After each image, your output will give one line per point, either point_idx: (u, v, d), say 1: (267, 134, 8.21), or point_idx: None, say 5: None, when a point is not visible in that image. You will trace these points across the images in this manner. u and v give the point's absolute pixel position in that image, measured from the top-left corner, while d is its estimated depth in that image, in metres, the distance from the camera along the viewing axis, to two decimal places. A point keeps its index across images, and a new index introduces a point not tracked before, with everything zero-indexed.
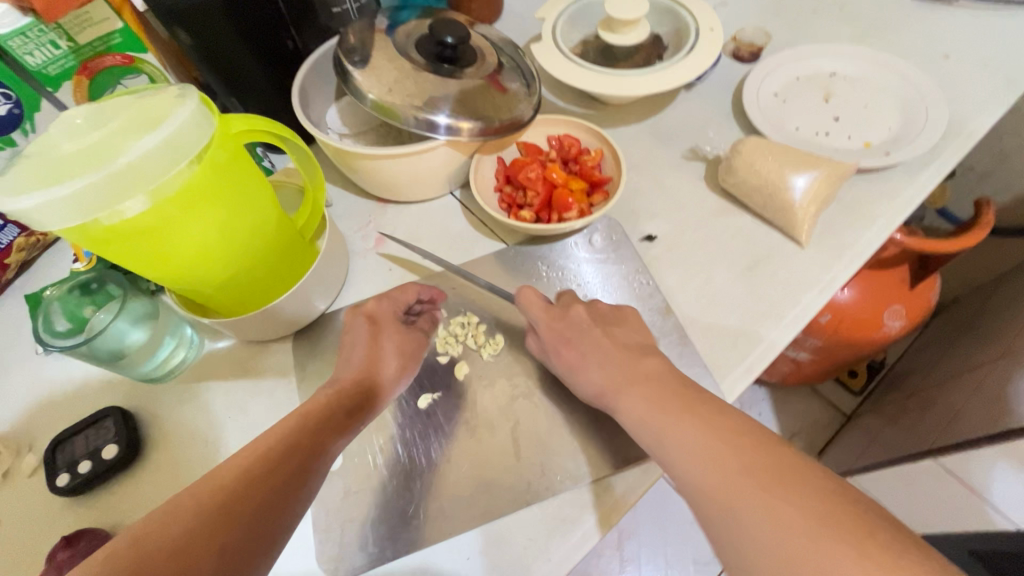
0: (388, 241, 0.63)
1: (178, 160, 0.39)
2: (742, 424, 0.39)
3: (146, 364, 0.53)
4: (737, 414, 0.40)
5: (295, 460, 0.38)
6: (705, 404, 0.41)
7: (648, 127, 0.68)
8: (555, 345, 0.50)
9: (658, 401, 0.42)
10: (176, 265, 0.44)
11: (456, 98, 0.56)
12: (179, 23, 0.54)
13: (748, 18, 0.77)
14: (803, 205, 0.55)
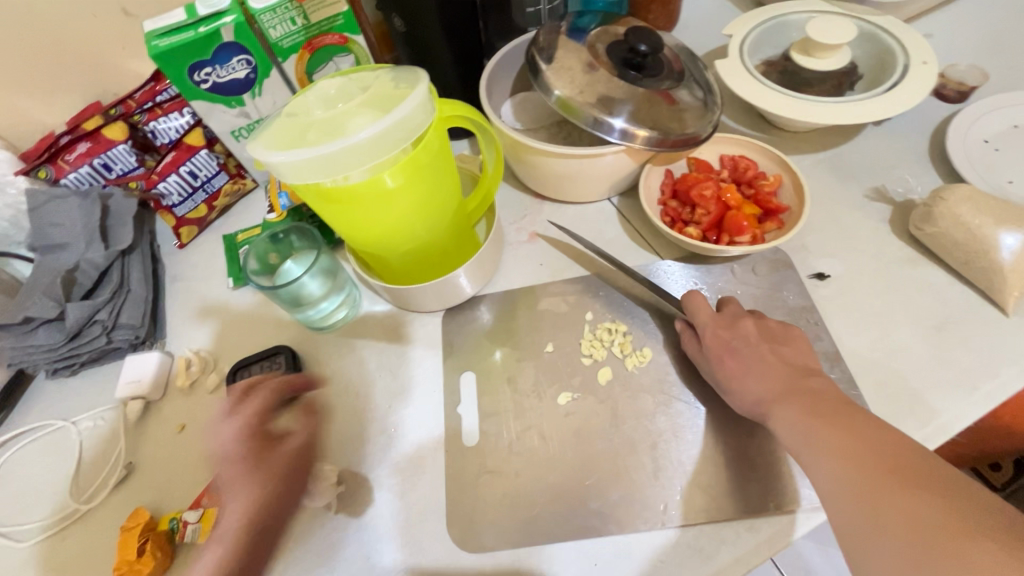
0: (541, 237, 0.64)
1: (404, 141, 0.42)
2: (968, 498, 0.34)
3: (315, 314, 0.59)
4: (959, 487, 0.35)
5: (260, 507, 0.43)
6: (919, 478, 0.36)
7: (828, 160, 0.64)
8: (716, 356, 0.49)
9: (854, 464, 0.38)
10: (372, 230, 0.48)
11: (638, 106, 0.56)
12: (397, 11, 0.59)
13: (960, 53, 0.70)
14: (1016, 269, 0.49)
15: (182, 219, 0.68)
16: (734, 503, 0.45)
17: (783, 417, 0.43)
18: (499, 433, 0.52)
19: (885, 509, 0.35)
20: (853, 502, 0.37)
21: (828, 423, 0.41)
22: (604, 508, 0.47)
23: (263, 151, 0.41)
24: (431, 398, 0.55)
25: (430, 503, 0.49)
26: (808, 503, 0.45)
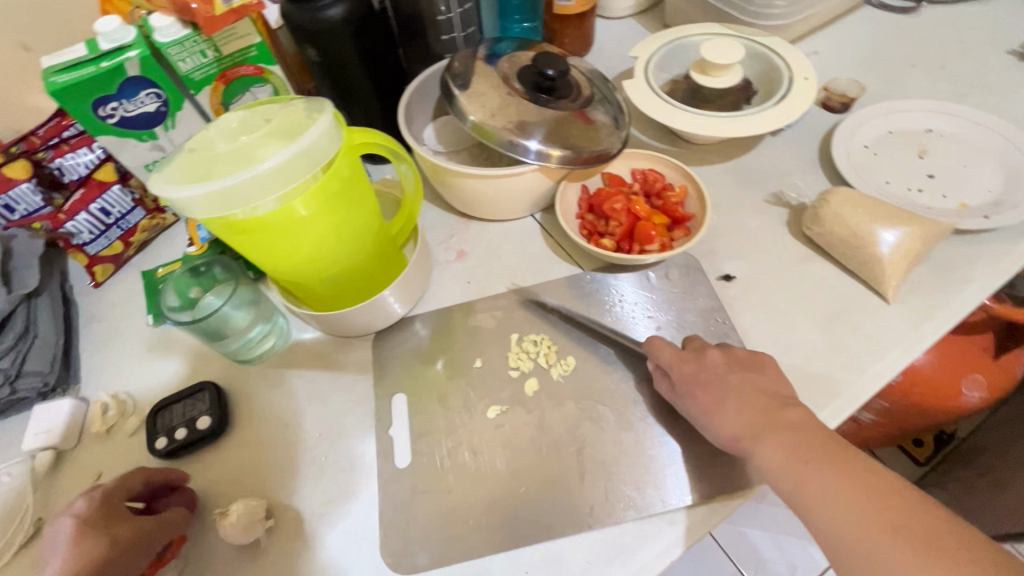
0: (469, 256, 0.66)
1: (312, 168, 0.43)
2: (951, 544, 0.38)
3: (241, 346, 0.58)
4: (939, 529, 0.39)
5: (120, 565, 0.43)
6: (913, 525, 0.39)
7: (731, 169, 0.69)
8: (690, 389, 0.49)
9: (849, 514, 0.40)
10: (288, 259, 0.48)
11: (550, 127, 0.59)
12: (310, 42, 0.60)
13: (841, 68, 0.77)
14: (892, 261, 0.54)
15: (96, 257, 0.66)
16: (656, 499, 0.48)
17: (769, 459, 0.44)
18: (431, 451, 0.52)
19: (896, 558, 0.38)
20: (866, 549, 0.39)
21: (820, 469, 0.42)
22: (536, 516, 0.48)
23: (163, 186, 0.40)
24: (363, 423, 0.55)
25: (363, 528, 0.49)
26: (724, 491, 0.48)
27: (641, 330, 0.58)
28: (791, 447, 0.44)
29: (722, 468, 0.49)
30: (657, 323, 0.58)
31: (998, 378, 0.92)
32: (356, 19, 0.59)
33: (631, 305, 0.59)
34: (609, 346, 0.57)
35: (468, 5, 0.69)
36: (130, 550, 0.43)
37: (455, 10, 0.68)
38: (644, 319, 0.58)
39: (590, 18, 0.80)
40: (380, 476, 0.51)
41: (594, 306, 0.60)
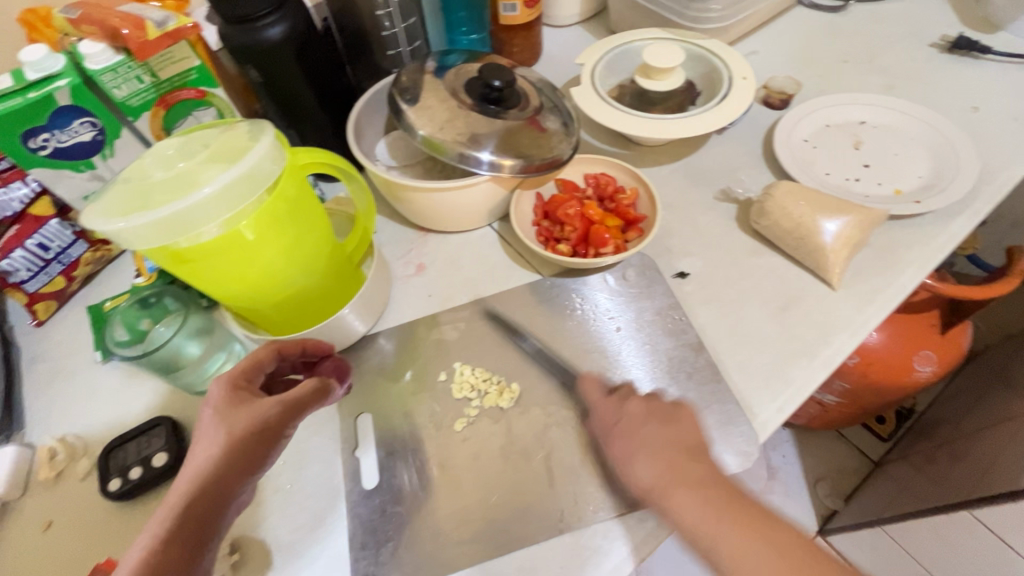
0: (428, 269, 0.66)
1: (256, 192, 0.42)
2: None
3: (198, 378, 0.57)
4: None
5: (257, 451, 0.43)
6: None
7: (681, 168, 0.71)
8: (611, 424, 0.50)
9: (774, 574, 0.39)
10: (238, 285, 0.47)
11: (500, 137, 0.59)
12: (252, 63, 0.59)
13: (779, 67, 0.81)
14: (834, 249, 0.57)
15: (36, 295, 0.63)
16: (624, 498, 0.48)
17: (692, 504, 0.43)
18: (399, 469, 0.52)
19: None
20: None
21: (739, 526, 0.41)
22: (507, 526, 0.48)
23: (97, 219, 0.39)
24: (329, 446, 0.54)
25: (333, 553, 0.48)
26: None
27: (602, 332, 0.58)
28: (697, 501, 0.43)
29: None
30: (617, 323, 0.59)
31: (947, 351, 0.96)
32: (297, 38, 0.59)
33: (591, 307, 0.60)
34: (571, 350, 0.58)
35: (412, 19, 0.68)
36: (258, 438, 0.43)
37: (399, 25, 0.67)
38: (604, 320, 0.59)
39: (537, 27, 0.81)
40: (348, 499, 0.50)
41: (555, 312, 0.61)
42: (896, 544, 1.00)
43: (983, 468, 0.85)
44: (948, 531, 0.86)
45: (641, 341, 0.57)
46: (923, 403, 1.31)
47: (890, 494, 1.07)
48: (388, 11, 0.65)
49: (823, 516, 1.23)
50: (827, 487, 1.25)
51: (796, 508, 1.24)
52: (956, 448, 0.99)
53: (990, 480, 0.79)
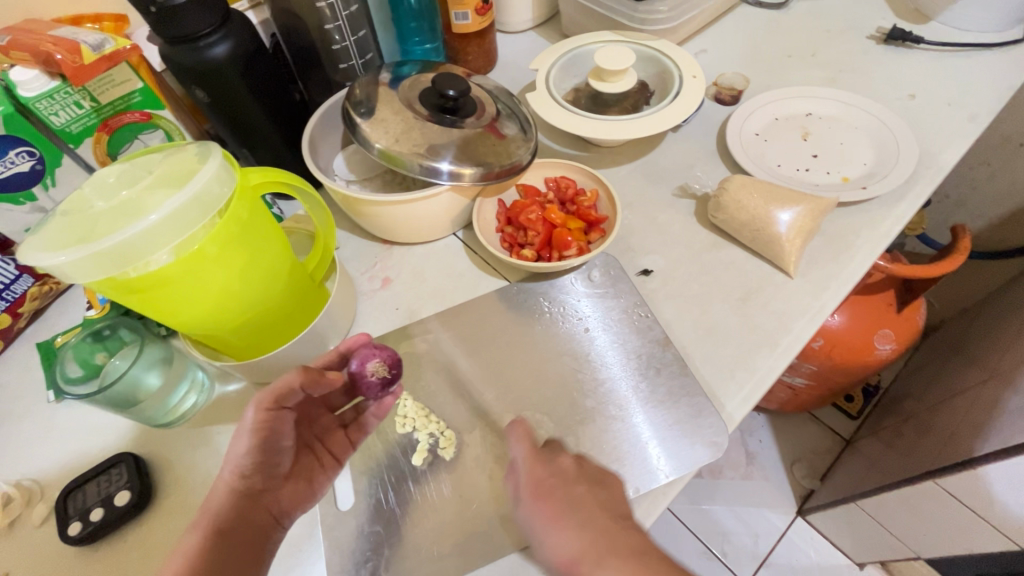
0: (394, 282, 0.65)
1: (207, 213, 0.41)
2: None
3: (158, 411, 0.55)
4: None
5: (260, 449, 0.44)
6: None
7: (639, 167, 0.72)
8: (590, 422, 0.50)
9: None
10: (194, 312, 0.46)
11: (458, 146, 0.59)
12: (198, 84, 0.58)
13: (728, 64, 0.83)
14: (789, 238, 0.58)
15: None
16: None
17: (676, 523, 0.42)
18: (374, 488, 0.51)
19: None
20: None
21: None
22: (488, 536, 0.48)
23: (37, 254, 0.37)
24: None
25: None
26: (663, 478, 0.50)
27: (571, 334, 0.59)
28: None
29: (661, 456, 0.51)
30: (586, 324, 0.59)
31: (905, 328, 1.00)
32: (244, 55, 0.58)
33: (559, 310, 0.61)
34: (542, 354, 0.58)
35: (362, 32, 0.68)
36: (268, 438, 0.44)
37: (349, 39, 0.67)
38: (573, 322, 0.60)
39: (490, 35, 0.82)
40: (322, 524, 0.49)
41: (524, 317, 0.61)
42: (869, 518, 1.03)
43: (945, 438, 0.89)
44: (915, 503, 0.89)
45: (610, 340, 0.58)
46: (887, 380, 1.36)
47: (861, 470, 1.10)
48: (337, 25, 0.65)
49: (801, 496, 1.26)
50: (804, 468, 1.29)
51: (775, 492, 1.27)
52: (921, 421, 1.03)
53: (951, 450, 0.83)
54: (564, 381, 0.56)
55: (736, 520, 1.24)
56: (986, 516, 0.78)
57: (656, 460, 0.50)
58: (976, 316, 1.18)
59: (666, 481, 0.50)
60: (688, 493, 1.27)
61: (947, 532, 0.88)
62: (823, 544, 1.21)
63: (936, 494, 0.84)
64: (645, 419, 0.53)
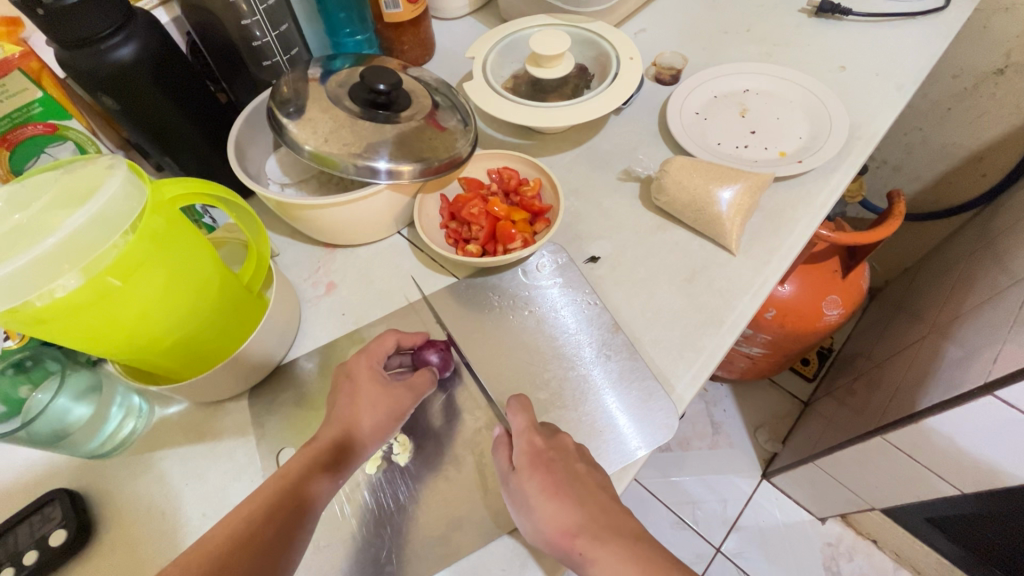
0: (339, 286, 0.63)
1: (113, 234, 0.38)
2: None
3: (92, 440, 0.52)
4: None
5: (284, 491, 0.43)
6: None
7: (583, 153, 0.72)
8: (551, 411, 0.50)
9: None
10: (117, 336, 0.43)
11: (394, 142, 0.57)
12: (104, 91, 0.54)
13: (667, 43, 0.83)
14: (730, 216, 0.59)
15: None
16: None
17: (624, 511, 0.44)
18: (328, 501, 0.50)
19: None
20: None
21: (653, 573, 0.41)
22: (447, 538, 0.48)
23: None
24: (250, 489, 0.52)
25: None
26: (616, 463, 0.50)
27: (522, 326, 0.58)
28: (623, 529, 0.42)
29: (630, 440, 0.51)
30: (538, 316, 0.59)
31: (851, 292, 1.04)
32: (152, 57, 0.54)
33: (509, 303, 0.60)
34: (494, 349, 0.57)
35: (284, 26, 0.65)
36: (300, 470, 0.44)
37: (270, 34, 0.64)
38: (524, 314, 0.59)
39: (425, 22, 0.79)
40: None
41: (475, 312, 0.60)
42: (827, 476, 1.08)
43: (891, 394, 0.93)
44: (867, 458, 0.94)
45: (562, 330, 0.58)
46: (840, 342, 1.42)
47: (818, 431, 1.14)
48: (256, 20, 0.61)
49: (765, 460, 1.31)
50: (766, 432, 1.34)
51: (740, 458, 1.31)
52: (870, 378, 1.09)
53: (896, 406, 0.87)
54: (517, 375, 0.56)
55: (704, 489, 1.28)
56: (929, 468, 0.82)
57: (609, 446, 0.51)
58: (916, 275, 1.25)
59: (619, 466, 0.50)
60: (657, 466, 1.30)
61: (895, 482, 0.93)
62: (787, 504, 1.26)
63: (883, 449, 0.88)
64: (602, 405, 0.53)
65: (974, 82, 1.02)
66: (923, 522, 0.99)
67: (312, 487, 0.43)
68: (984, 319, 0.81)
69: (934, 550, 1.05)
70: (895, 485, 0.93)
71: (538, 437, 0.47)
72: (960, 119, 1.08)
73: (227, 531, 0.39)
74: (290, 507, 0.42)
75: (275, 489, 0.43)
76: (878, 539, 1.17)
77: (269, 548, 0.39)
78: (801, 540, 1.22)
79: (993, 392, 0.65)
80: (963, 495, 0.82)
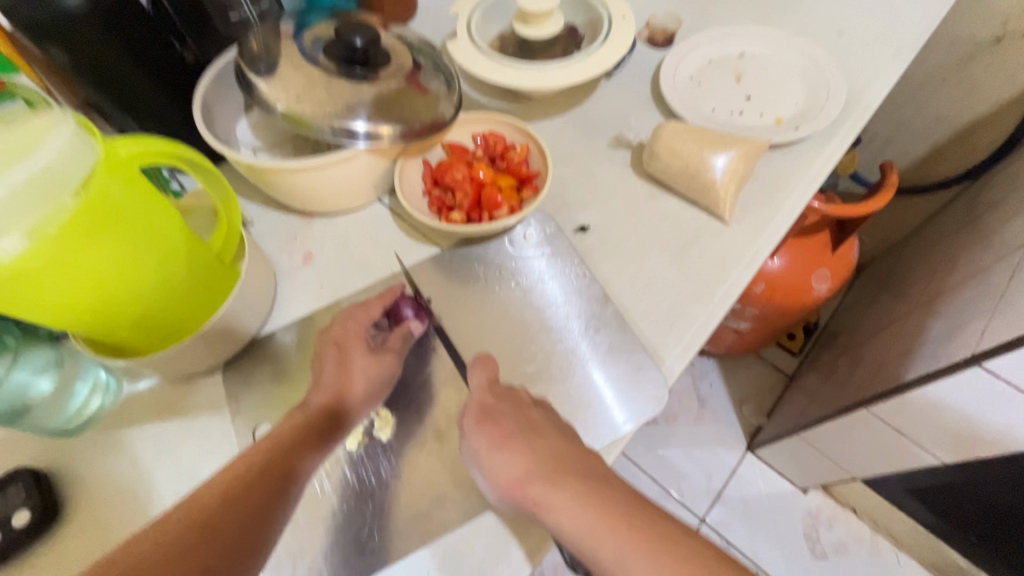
0: (317, 257, 0.61)
1: (59, 195, 0.35)
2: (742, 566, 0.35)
3: (56, 416, 0.49)
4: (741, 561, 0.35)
5: (260, 468, 0.40)
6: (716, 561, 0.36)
7: (573, 118, 0.69)
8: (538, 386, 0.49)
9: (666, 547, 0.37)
10: (71, 305, 0.40)
11: (372, 103, 0.54)
12: (52, 41, 0.49)
13: (660, 5, 0.79)
14: (723, 184, 0.57)
15: None
16: None
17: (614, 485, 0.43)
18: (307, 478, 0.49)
19: None
20: None
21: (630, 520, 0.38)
22: (431, 513, 0.47)
23: None
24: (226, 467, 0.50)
25: None
26: (604, 438, 0.49)
27: (509, 298, 0.56)
28: None
29: (619, 413, 0.50)
30: (524, 287, 0.57)
31: (840, 266, 1.04)
32: None
33: (495, 274, 0.58)
34: (479, 321, 0.55)
35: None
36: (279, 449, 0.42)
37: None
38: (510, 286, 0.57)
39: None
40: None
41: (459, 283, 0.58)
42: (810, 447, 1.09)
43: (876, 367, 0.94)
44: (850, 430, 0.95)
45: (550, 302, 0.56)
46: (825, 316, 1.42)
47: (803, 404, 1.15)
48: None
49: (749, 433, 1.32)
50: (751, 406, 1.35)
51: (725, 431, 1.33)
52: (855, 352, 1.09)
53: (882, 379, 0.87)
54: (503, 348, 0.54)
55: (690, 461, 1.29)
56: (915, 439, 0.83)
57: (597, 420, 0.50)
58: (903, 249, 1.25)
59: (607, 441, 0.49)
60: (643, 440, 1.31)
61: (878, 453, 0.94)
62: (770, 475, 1.28)
63: (869, 421, 0.88)
64: (591, 378, 0.52)
65: (969, 52, 1.00)
66: (903, 491, 1.01)
67: (290, 465, 0.41)
68: (971, 291, 0.81)
69: (911, 517, 1.07)
70: (879, 456, 0.94)
71: (526, 413, 0.46)
72: (953, 91, 1.06)
73: (211, 501, 0.37)
74: (267, 481, 0.39)
75: (260, 461, 0.41)
76: (856, 507, 1.20)
77: (250, 521, 0.37)
78: (783, 510, 1.25)
79: (980, 363, 0.65)
80: (944, 465, 0.83)
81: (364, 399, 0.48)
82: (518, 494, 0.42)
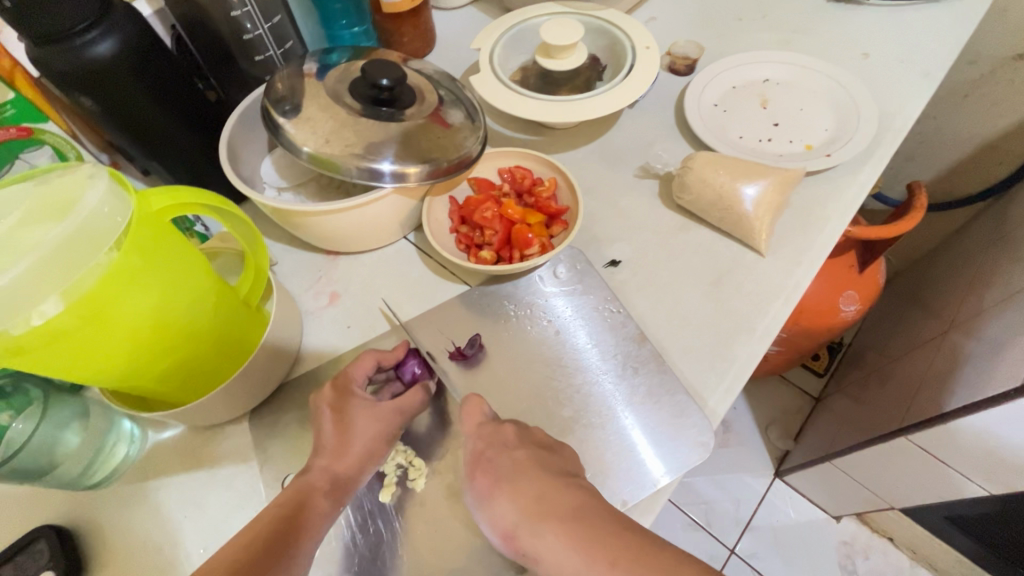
0: (343, 297, 0.60)
1: (95, 253, 0.34)
2: None
3: (81, 470, 0.48)
4: None
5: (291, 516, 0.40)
6: None
7: (597, 149, 0.68)
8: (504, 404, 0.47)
9: None
10: (104, 364, 0.39)
11: (399, 142, 0.53)
12: (81, 90, 0.49)
13: (679, 32, 0.79)
14: (757, 215, 0.55)
15: None
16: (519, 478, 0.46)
17: None
18: (339, 531, 0.47)
19: None
20: None
21: None
22: (467, 570, 0.45)
23: None
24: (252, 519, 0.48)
25: None
26: (648, 485, 0.47)
27: (540, 337, 0.55)
28: None
29: (662, 461, 0.48)
30: (557, 325, 0.56)
31: (868, 287, 1.01)
32: (134, 54, 0.50)
33: (526, 312, 0.57)
34: (512, 362, 0.54)
35: (277, 18, 0.61)
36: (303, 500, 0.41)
37: (262, 26, 0.60)
38: (542, 325, 0.55)
39: (425, 13, 0.75)
40: None
41: (488, 321, 0.56)
42: (842, 474, 1.05)
43: (912, 392, 0.89)
44: (888, 459, 0.90)
45: (583, 342, 0.54)
46: (849, 336, 1.39)
47: (833, 429, 1.11)
48: (246, 11, 0.57)
49: (777, 458, 1.28)
50: (777, 429, 1.31)
51: (752, 456, 1.29)
52: (884, 373, 1.07)
53: (918, 405, 0.83)
54: (536, 389, 0.52)
55: (716, 488, 1.26)
56: (960, 473, 0.79)
57: (645, 465, 0.48)
58: (930, 265, 1.22)
59: (651, 490, 0.47)
60: None
61: (917, 481, 0.90)
62: (801, 502, 1.24)
63: (908, 450, 0.85)
64: (630, 421, 0.50)
65: (991, 68, 0.99)
66: (943, 520, 0.96)
67: (314, 512, 0.41)
68: (1009, 315, 0.77)
69: (954, 548, 1.03)
70: (920, 486, 0.90)
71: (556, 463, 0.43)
72: (976, 106, 1.05)
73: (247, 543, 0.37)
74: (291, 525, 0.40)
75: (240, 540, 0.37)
76: (893, 536, 1.15)
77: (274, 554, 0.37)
78: (817, 539, 1.20)
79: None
80: (990, 496, 0.79)
81: (363, 451, 0.45)
82: (494, 496, 0.41)
